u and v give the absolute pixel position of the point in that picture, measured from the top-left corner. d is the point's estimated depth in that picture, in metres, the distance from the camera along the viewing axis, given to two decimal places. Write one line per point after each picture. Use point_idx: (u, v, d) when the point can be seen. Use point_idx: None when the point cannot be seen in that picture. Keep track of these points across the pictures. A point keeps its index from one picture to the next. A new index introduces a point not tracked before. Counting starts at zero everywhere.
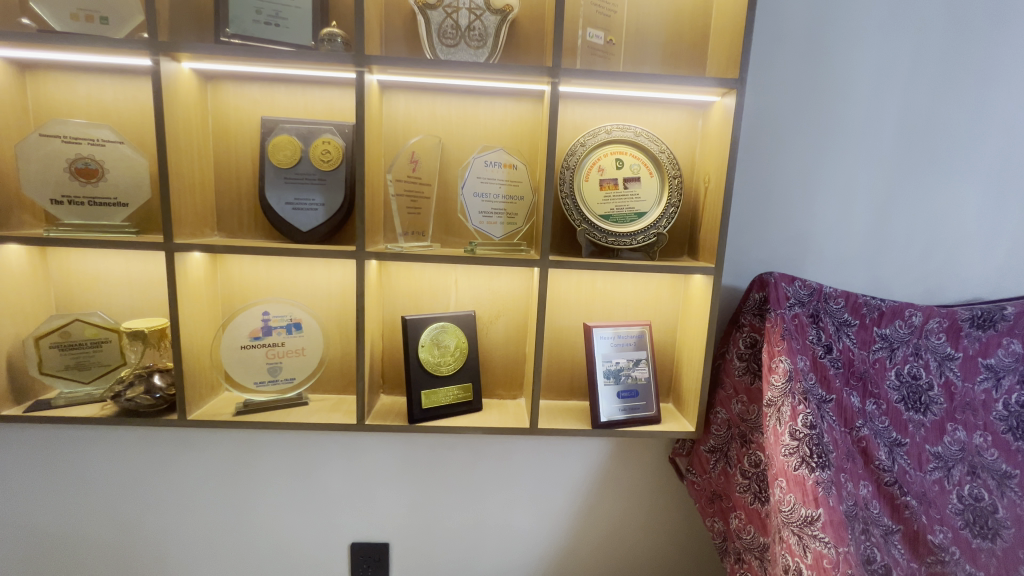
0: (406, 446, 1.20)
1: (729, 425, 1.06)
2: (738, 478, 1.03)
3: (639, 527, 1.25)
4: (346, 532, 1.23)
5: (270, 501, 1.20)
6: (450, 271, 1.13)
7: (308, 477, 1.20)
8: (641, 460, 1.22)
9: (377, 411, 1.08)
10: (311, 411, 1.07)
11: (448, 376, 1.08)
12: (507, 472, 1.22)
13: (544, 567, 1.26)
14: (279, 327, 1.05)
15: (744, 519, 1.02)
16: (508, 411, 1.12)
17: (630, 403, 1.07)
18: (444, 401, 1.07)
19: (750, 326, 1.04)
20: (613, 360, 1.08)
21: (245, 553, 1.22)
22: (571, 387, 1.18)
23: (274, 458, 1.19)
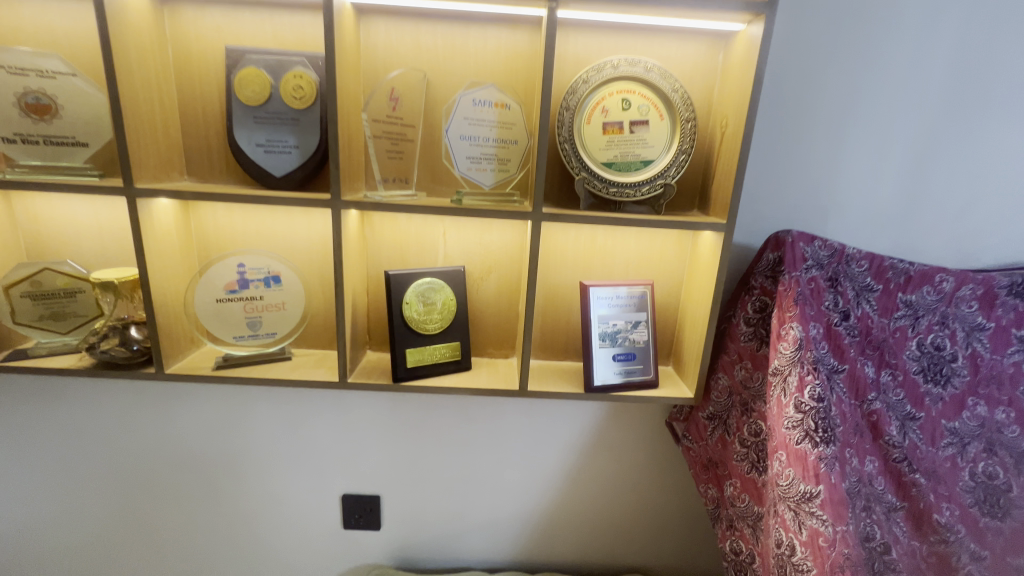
0: (395, 403, 1.18)
1: (731, 392, 1.00)
2: (736, 446, 0.99)
3: (631, 488, 1.23)
4: (338, 484, 1.24)
5: (260, 452, 1.20)
6: (437, 223, 1.05)
7: (297, 430, 1.19)
8: (636, 423, 1.19)
9: (362, 369, 1.04)
10: (294, 367, 1.03)
11: (435, 334, 1.02)
12: (498, 431, 1.20)
13: (535, 524, 1.27)
14: (256, 280, 0.99)
15: (739, 488, 0.98)
16: (499, 371, 1.07)
17: (626, 367, 1.02)
18: (431, 360, 1.02)
19: (760, 289, 0.96)
20: (610, 322, 1.01)
21: (239, 500, 1.24)
22: (566, 347, 1.12)
23: (262, 411, 1.17)
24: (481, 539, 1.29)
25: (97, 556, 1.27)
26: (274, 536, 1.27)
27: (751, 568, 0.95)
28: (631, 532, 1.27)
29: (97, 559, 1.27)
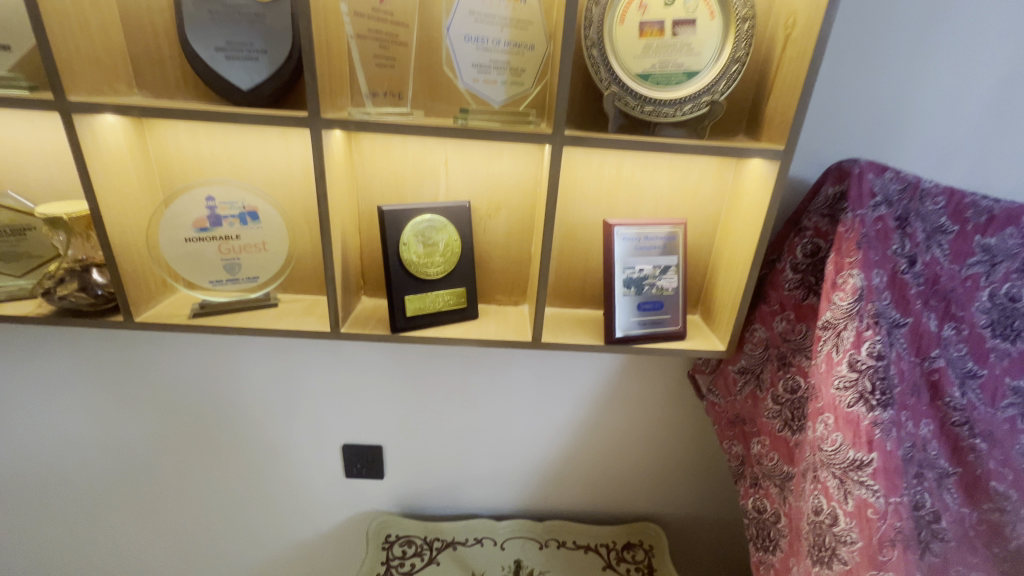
0: (396, 353, 1.09)
1: (767, 345, 0.90)
2: (768, 403, 0.91)
3: (646, 441, 1.17)
4: (338, 435, 1.18)
5: (254, 402, 1.13)
6: (437, 149, 0.90)
7: (291, 379, 1.11)
8: (655, 374, 1.10)
9: (356, 317, 0.94)
10: (280, 314, 0.92)
11: (437, 280, 0.91)
12: (506, 383, 1.11)
13: (544, 474, 1.22)
14: (230, 216, 0.86)
15: (768, 446, 0.91)
16: (508, 320, 0.97)
17: (652, 317, 0.91)
18: (432, 308, 0.91)
19: (814, 229, 0.82)
20: (636, 267, 0.89)
21: (235, 450, 1.18)
22: (583, 294, 1.00)
23: (252, 360, 1.09)
24: (487, 488, 1.25)
25: (96, 501, 1.24)
26: (275, 484, 1.23)
27: (776, 528, 0.90)
28: (643, 483, 1.23)
29: (95, 504, 1.24)
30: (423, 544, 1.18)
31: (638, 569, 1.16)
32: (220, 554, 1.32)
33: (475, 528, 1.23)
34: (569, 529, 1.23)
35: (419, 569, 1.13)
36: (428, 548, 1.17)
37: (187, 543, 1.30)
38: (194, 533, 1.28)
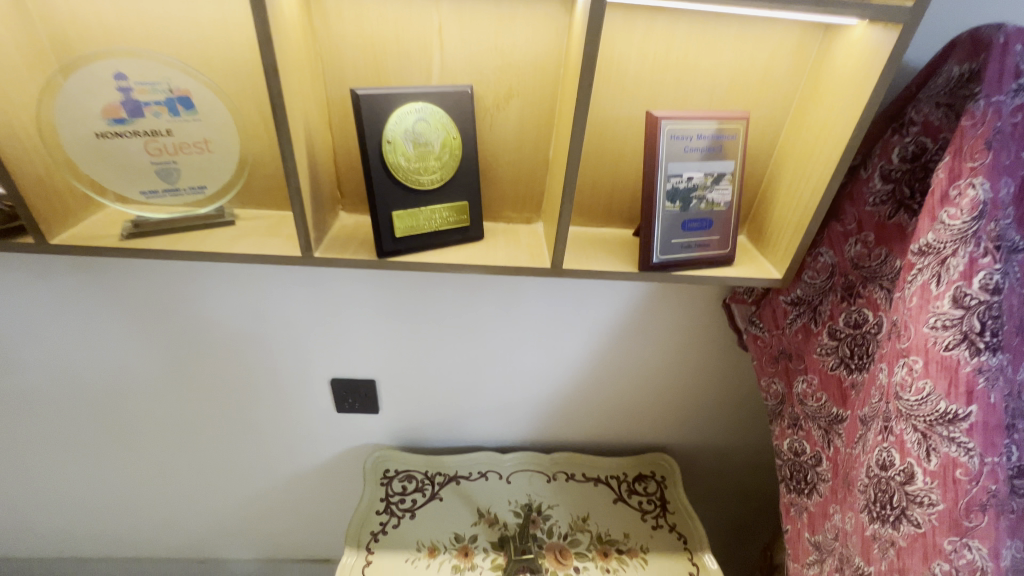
0: (386, 278, 0.93)
1: (832, 272, 0.76)
2: (824, 339, 0.78)
3: (667, 374, 1.07)
4: (326, 369, 1.06)
5: (229, 334, 1.00)
6: (429, 11, 0.67)
7: (268, 309, 0.97)
8: (684, 302, 0.97)
9: (333, 239, 0.76)
10: (238, 234, 0.74)
11: (432, 192, 0.72)
12: (513, 312, 0.97)
13: (552, 408, 1.13)
14: (153, 104, 0.65)
15: (816, 386, 0.80)
16: (520, 241, 0.80)
17: (698, 240, 0.74)
18: (427, 228, 0.73)
19: (922, 125, 0.64)
20: (684, 175, 0.70)
21: (213, 385, 1.07)
22: (610, 211, 0.83)
23: (221, 285, 0.94)
24: (492, 422, 1.16)
25: (70, 439, 1.15)
26: (262, 419, 1.14)
27: (816, 471, 0.82)
28: (659, 416, 1.14)
29: (68, 441, 1.15)
30: (424, 479, 1.11)
31: (650, 501, 1.11)
32: (213, 486, 1.26)
33: (479, 461, 1.15)
34: (578, 462, 1.17)
35: (421, 505, 1.06)
36: (429, 483, 1.11)
37: (176, 476, 1.24)
38: (182, 466, 1.22)
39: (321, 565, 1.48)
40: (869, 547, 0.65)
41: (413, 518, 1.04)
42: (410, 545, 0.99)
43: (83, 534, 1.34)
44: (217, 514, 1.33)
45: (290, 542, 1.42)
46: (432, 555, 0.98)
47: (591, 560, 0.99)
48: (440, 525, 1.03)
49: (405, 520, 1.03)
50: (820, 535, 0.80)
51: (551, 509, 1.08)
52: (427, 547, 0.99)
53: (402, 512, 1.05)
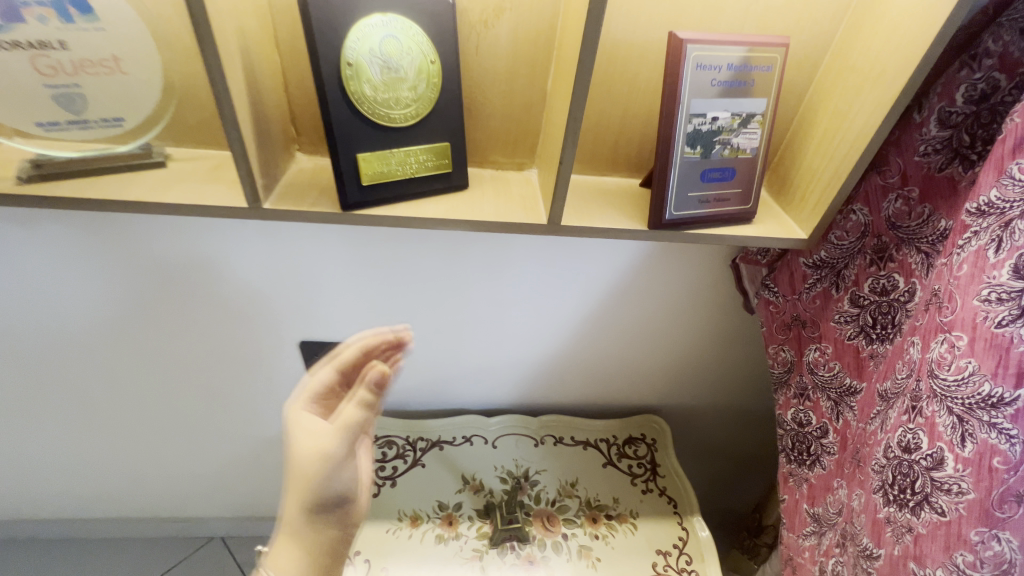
0: (357, 232, 0.82)
1: (864, 232, 0.67)
2: (846, 306, 0.71)
3: (664, 336, 1.00)
4: (295, 330, 0.96)
5: (182, 293, 0.89)
6: None
7: (223, 265, 0.86)
8: (689, 261, 0.88)
9: (288, 186, 0.64)
10: (169, 179, 0.62)
11: (405, 130, 0.60)
12: (501, 271, 0.88)
13: (542, 371, 1.07)
14: (34, 5, 0.50)
15: (831, 356, 0.74)
16: (511, 191, 0.68)
17: (718, 193, 0.64)
18: (401, 175, 0.61)
19: (998, 59, 0.54)
20: (708, 116, 0.59)
21: (168, 346, 0.98)
22: (614, 156, 0.72)
23: (166, 238, 0.82)
24: (477, 385, 1.09)
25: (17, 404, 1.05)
26: (230, 383, 1.06)
27: (820, 443, 0.77)
28: (653, 378, 1.09)
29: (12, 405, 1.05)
30: (405, 445, 1.05)
31: (641, 465, 1.07)
32: (186, 447, 1.20)
33: (463, 425, 1.10)
34: (566, 425, 1.12)
35: (402, 473, 1.01)
36: (411, 449, 1.05)
37: (141, 439, 1.17)
38: (146, 429, 1.14)
39: None
40: (881, 529, 0.61)
41: (394, 486, 0.99)
42: (391, 515, 0.95)
43: (53, 494, 1.29)
44: (192, 473, 1.28)
45: (271, 499, 1.39)
46: (414, 524, 0.94)
47: (579, 526, 0.96)
48: (422, 492, 0.98)
49: (385, 489, 0.98)
50: (820, 508, 0.76)
51: (539, 474, 1.04)
52: (409, 516, 0.95)
53: (382, 480, 0.99)
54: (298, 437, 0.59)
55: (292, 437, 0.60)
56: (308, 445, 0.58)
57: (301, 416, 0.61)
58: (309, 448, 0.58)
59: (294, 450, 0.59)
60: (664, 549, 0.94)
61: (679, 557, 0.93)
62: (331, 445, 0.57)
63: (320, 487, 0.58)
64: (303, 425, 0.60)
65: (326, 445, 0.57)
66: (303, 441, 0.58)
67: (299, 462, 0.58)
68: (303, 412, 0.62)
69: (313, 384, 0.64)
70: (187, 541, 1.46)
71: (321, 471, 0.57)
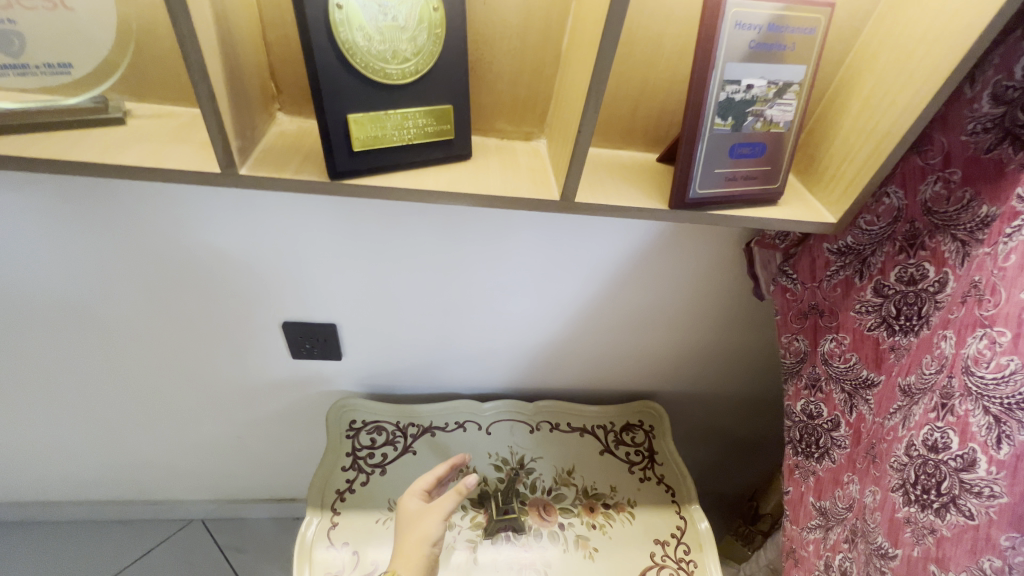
0: (345, 204, 0.75)
1: (896, 218, 0.63)
2: (868, 295, 0.67)
3: (669, 322, 0.96)
4: (278, 309, 0.90)
5: (153, 268, 0.82)
6: None
7: (198, 238, 0.78)
8: (700, 245, 0.83)
9: (268, 150, 0.56)
10: (130, 138, 0.54)
11: (402, 89, 0.53)
12: (501, 252, 0.82)
13: (540, 357, 1.02)
14: None
15: (848, 347, 0.70)
16: (519, 163, 0.62)
17: (746, 171, 0.58)
18: (398, 141, 0.54)
19: None
20: (743, 83, 0.53)
21: (139, 325, 0.91)
22: (631, 128, 0.66)
23: (132, 208, 0.74)
24: (472, 369, 1.05)
25: None
26: (209, 364, 0.99)
27: (830, 436, 0.74)
28: (654, 364, 1.05)
29: None
30: (395, 431, 1.01)
31: (638, 452, 1.04)
32: (163, 430, 1.14)
33: (456, 411, 1.05)
34: (563, 411, 1.08)
35: (392, 460, 0.97)
36: (401, 436, 1.00)
37: (113, 421, 1.10)
38: (118, 410, 1.08)
39: (288, 502, 1.42)
40: (898, 529, 0.59)
41: (384, 474, 0.95)
42: (380, 504, 0.91)
43: (20, 476, 1.23)
44: (171, 455, 1.22)
45: (254, 481, 1.34)
46: None
47: (576, 516, 0.93)
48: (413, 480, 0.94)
49: (375, 477, 0.94)
50: (827, 501, 0.74)
51: (534, 462, 1.00)
52: None
53: (371, 468, 0.95)
54: (410, 508, 0.79)
55: (403, 511, 0.79)
56: (419, 510, 0.78)
57: (410, 495, 0.81)
58: (420, 514, 0.77)
59: (408, 514, 0.78)
60: (662, 539, 0.92)
61: (677, 547, 0.91)
62: (438, 509, 0.77)
63: (429, 540, 0.74)
64: (414, 499, 0.80)
65: (435, 509, 0.77)
66: (415, 506, 0.78)
67: (412, 524, 0.76)
68: (410, 494, 0.81)
69: (420, 480, 0.83)
70: (165, 523, 1.41)
71: (430, 525, 0.75)
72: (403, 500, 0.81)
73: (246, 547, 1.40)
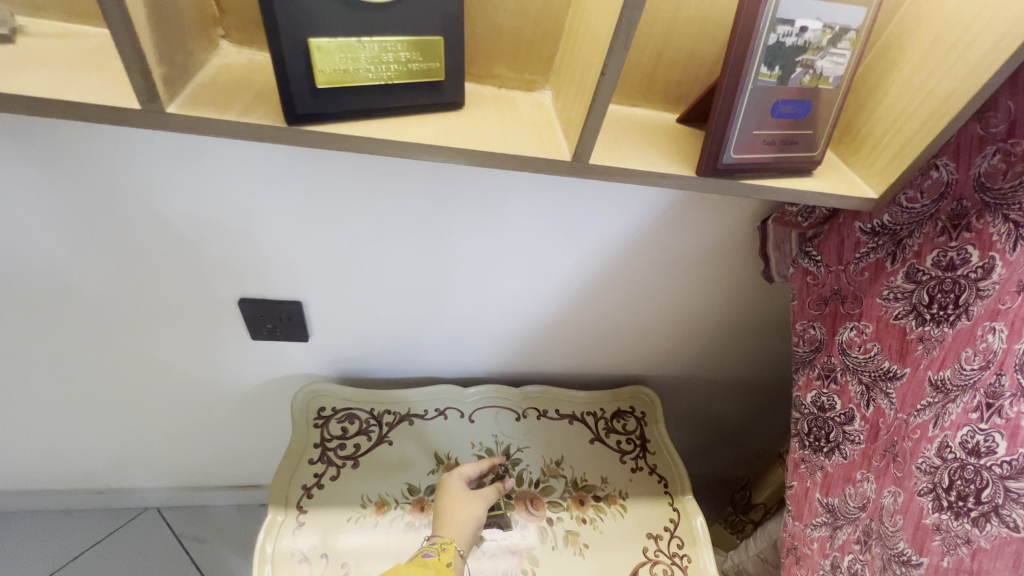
0: (311, 161, 0.64)
1: (939, 195, 0.57)
2: (899, 281, 0.61)
3: (670, 303, 0.89)
4: (236, 283, 0.79)
5: (82, 233, 0.69)
6: None
7: (135, 198, 0.66)
8: (710, 220, 0.76)
9: (206, 85, 0.44)
10: (19, 61, 0.41)
11: (380, 9, 0.42)
12: (493, 220, 0.72)
13: (530, 339, 0.94)
14: None
15: (871, 336, 0.64)
16: (521, 116, 0.52)
17: (786, 133, 0.50)
18: (374, 79, 0.43)
19: None
20: (797, 24, 0.44)
21: (71, 298, 0.78)
22: (651, 80, 0.56)
23: (48, 158, 0.61)
24: (454, 352, 0.96)
25: None
26: (159, 343, 0.88)
27: (843, 431, 0.68)
28: (650, 347, 0.99)
29: None
30: (369, 420, 0.92)
31: (630, 441, 0.98)
32: (107, 415, 1.03)
33: (437, 396, 0.97)
34: (551, 396, 1.01)
35: (366, 451, 0.88)
36: (375, 424, 0.92)
37: (48, 405, 0.98)
38: (54, 393, 0.95)
39: (251, 489, 1.33)
40: (925, 536, 0.54)
41: (356, 466, 0.86)
42: (353, 501, 0.82)
43: None
44: (119, 442, 1.11)
45: (214, 468, 1.24)
46: (380, 511, 0.82)
47: (565, 509, 0.87)
48: (389, 473, 0.86)
49: (346, 471, 0.85)
50: (836, 499, 0.68)
51: (521, 452, 0.93)
52: (374, 502, 0.83)
53: (343, 461, 0.86)
54: (458, 489, 0.80)
55: (450, 488, 0.80)
56: (468, 494, 0.80)
57: (457, 475, 0.82)
58: (469, 496, 0.79)
59: (457, 493, 0.79)
60: (655, 533, 0.86)
61: (670, 541, 0.86)
62: (484, 498, 0.80)
63: (474, 521, 0.77)
64: (461, 479, 0.82)
65: (483, 496, 0.81)
66: (462, 487, 0.80)
67: (463, 503, 0.78)
68: (456, 474, 0.83)
69: (462, 466, 0.85)
70: (115, 512, 1.29)
71: (480, 509, 0.78)
72: (449, 478, 0.82)
73: (207, 536, 1.30)
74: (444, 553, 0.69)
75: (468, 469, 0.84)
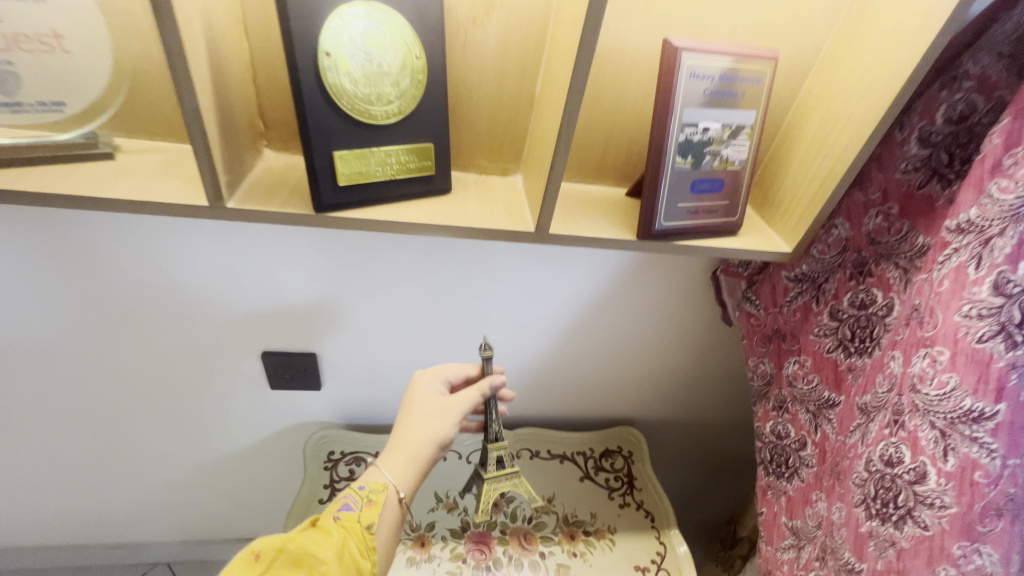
0: (330, 235, 0.77)
1: (845, 247, 0.69)
2: (824, 319, 0.72)
3: (645, 347, 0.99)
4: (259, 339, 0.90)
5: (132, 298, 0.82)
6: None
7: (182, 268, 0.79)
8: (669, 273, 0.88)
9: (255, 185, 0.58)
10: (120, 172, 0.56)
11: (385, 127, 0.56)
12: (482, 278, 0.84)
13: (522, 383, 1.03)
14: None
15: (809, 368, 0.74)
16: (497, 197, 0.66)
17: (707, 203, 0.63)
18: (381, 176, 0.57)
19: (977, 80, 0.56)
20: (700, 125, 0.58)
21: (118, 357, 0.89)
22: (602, 164, 0.70)
23: (116, 238, 0.75)
24: None
25: None
26: (184, 395, 0.98)
27: (798, 456, 0.76)
28: (634, 389, 1.07)
29: None
30: None
31: (617, 478, 1.05)
32: (134, 467, 1.11)
33: None
34: (542, 438, 1.09)
35: None
36: None
37: (82, 459, 1.07)
38: (89, 447, 1.05)
39: None
40: (863, 542, 0.61)
41: None
42: None
43: None
44: (140, 495, 1.18)
45: (225, 520, 1.29)
46: None
47: (557, 544, 0.93)
48: None
49: None
50: (798, 520, 0.75)
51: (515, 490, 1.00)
52: None
53: None
54: (423, 395, 0.68)
55: (415, 394, 0.68)
56: (434, 402, 0.67)
57: (430, 377, 0.70)
58: (435, 406, 0.67)
59: (421, 401, 0.67)
60: (642, 565, 0.92)
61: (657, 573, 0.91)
62: (454, 406, 0.67)
63: (435, 438, 0.65)
64: (434, 382, 0.70)
65: (452, 405, 0.67)
66: (429, 395, 0.68)
67: (422, 416, 0.66)
68: (427, 376, 0.70)
69: (441, 366, 0.73)
70: (128, 568, 1.34)
71: (442, 423, 0.65)
72: (418, 382, 0.70)
73: None
74: (370, 506, 0.59)
75: (439, 376, 0.71)
